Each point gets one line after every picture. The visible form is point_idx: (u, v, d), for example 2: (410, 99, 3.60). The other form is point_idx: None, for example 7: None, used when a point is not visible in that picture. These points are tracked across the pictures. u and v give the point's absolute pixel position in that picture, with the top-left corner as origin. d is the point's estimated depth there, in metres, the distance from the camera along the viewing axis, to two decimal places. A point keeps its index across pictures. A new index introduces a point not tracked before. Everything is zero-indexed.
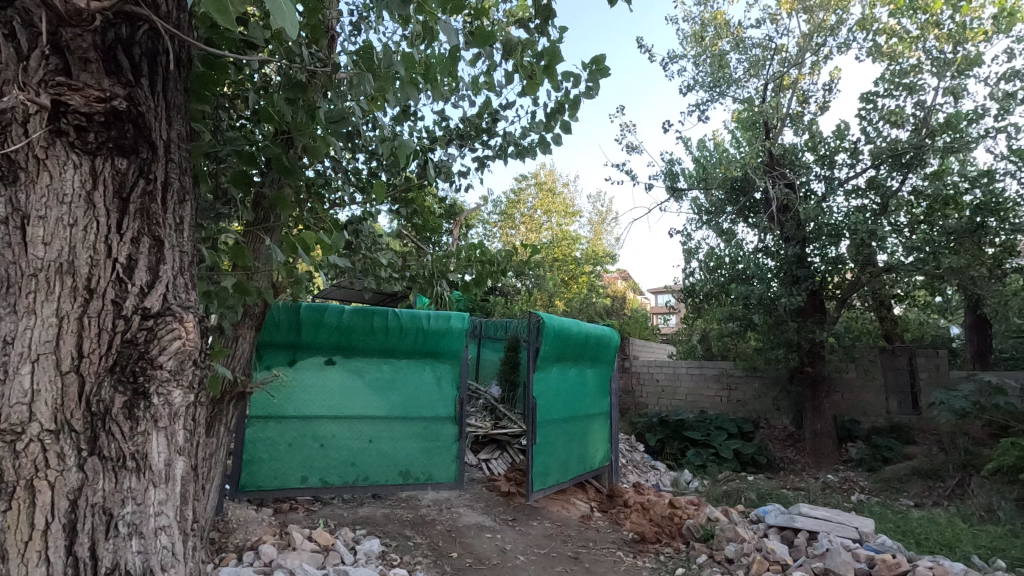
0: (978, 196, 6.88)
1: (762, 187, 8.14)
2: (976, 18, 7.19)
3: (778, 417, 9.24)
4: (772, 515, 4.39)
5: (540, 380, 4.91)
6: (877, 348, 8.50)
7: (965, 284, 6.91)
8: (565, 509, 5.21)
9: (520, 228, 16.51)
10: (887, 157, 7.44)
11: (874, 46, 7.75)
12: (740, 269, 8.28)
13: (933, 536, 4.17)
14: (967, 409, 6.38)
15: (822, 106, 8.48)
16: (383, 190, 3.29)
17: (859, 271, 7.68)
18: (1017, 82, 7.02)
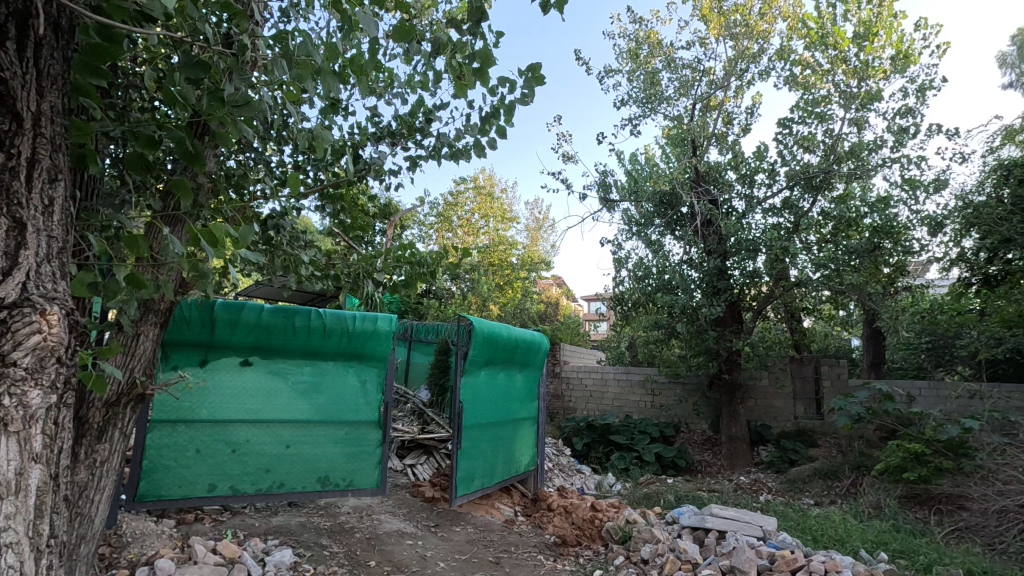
0: (877, 220, 7.52)
1: (688, 202, 8.55)
2: (877, 57, 7.90)
3: (698, 422, 9.67)
4: (686, 515, 4.57)
5: (467, 384, 4.88)
6: (787, 357, 9.09)
7: (863, 300, 7.53)
8: (489, 514, 5.19)
9: (457, 231, 16.39)
10: (801, 180, 7.99)
11: (790, 76, 8.33)
12: (666, 279, 8.61)
13: (828, 532, 4.48)
14: (861, 414, 6.96)
15: (744, 128, 9.00)
16: (300, 183, 3.13)
17: (773, 285, 8.19)
18: (910, 118, 7.76)
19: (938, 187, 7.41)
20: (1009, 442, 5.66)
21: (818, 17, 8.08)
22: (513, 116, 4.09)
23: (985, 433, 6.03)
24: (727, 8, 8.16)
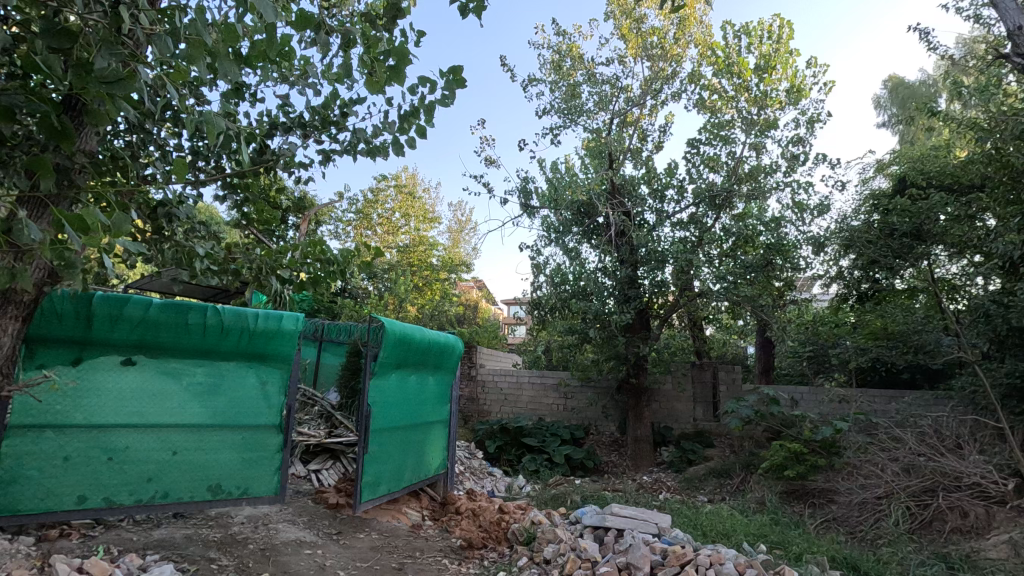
0: (770, 238, 8.19)
1: (603, 212, 8.88)
2: (775, 89, 8.62)
3: (606, 424, 10.04)
4: (588, 515, 4.72)
5: (377, 386, 4.75)
6: (689, 363, 9.66)
7: (756, 311, 8.17)
8: (396, 520, 5.08)
9: (376, 230, 15.98)
10: (706, 198, 8.58)
11: (699, 99, 8.90)
12: (581, 286, 8.87)
13: (716, 527, 4.81)
14: (750, 416, 7.58)
15: (657, 145, 9.49)
16: (187, 169, 2.88)
17: (678, 294, 8.68)
18: (800, 147, 8.54)
19: (821, 211, 8.21)
20: (870, 441, 6.35)
21: (725, 47, 8.70)
22: (434, 117, 4.06)
23: (852, 433, 6.72)
24: (644, 30, 8.59)
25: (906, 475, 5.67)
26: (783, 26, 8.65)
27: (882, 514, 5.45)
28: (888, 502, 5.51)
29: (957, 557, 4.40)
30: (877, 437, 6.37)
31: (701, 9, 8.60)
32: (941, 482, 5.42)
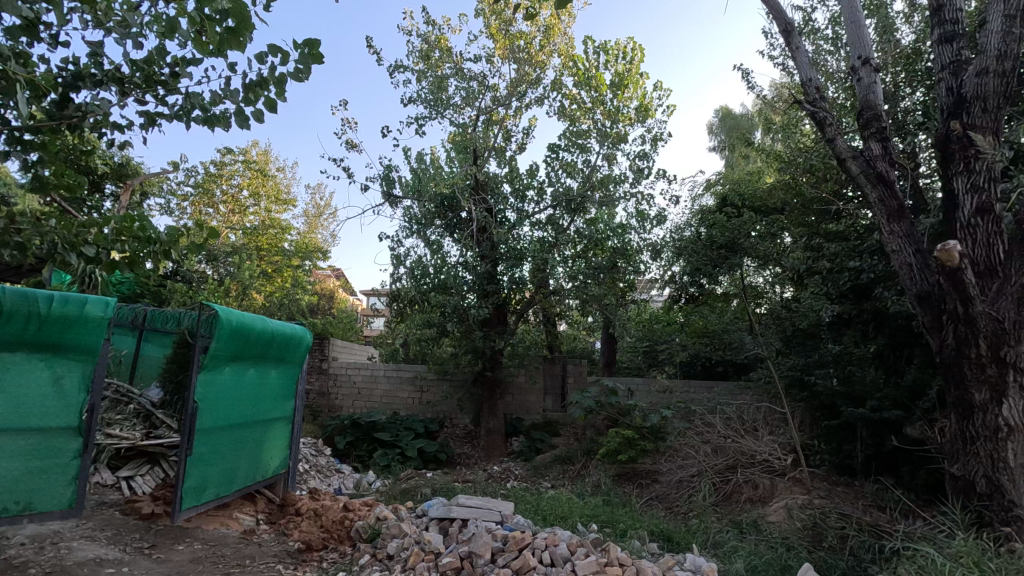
0: (617, 242, 8.87)
1: (466, 207, 8.97)
2: (626, 106, 9.37)
3: (460, 417, 10.17)
4: (435, 507, 4.74)
5: (206, 381, 4.29)
6: (541, 357, 10.14)
7: (602, 310, 8.83)
8: (224, 527, 4.64)
9: (219, 207, 14.43)
10: (563, 202, 9.06)
11: (560, 107, 9.37)
12: (441, 280, 8.86)
13: (555, 511, 5.13)
14: (591, 407, 8.20)
15: (521, 146, 9.80)
16: None
17: (534, 291, 9.05)
18: (646, 162, 9.39)
19: (660, 221, 9.10)
20: (688, 426, 7.22)
21: (585, 61, 9.28)
22: (285, 90, 3.76)
23: (674, 420, 7.58)
24: (512, 33, 8.82)
25: (714, 454, 6.55)
26: (636, 49, 9.44)
27: (693, 490, 6.24)
28: (699, 480, 6.33)
29: (747, 523, 5.19)
30: (694, 423, 7.26)
31: (565, 21, 9.05)
32: (740, 459, 6.35)
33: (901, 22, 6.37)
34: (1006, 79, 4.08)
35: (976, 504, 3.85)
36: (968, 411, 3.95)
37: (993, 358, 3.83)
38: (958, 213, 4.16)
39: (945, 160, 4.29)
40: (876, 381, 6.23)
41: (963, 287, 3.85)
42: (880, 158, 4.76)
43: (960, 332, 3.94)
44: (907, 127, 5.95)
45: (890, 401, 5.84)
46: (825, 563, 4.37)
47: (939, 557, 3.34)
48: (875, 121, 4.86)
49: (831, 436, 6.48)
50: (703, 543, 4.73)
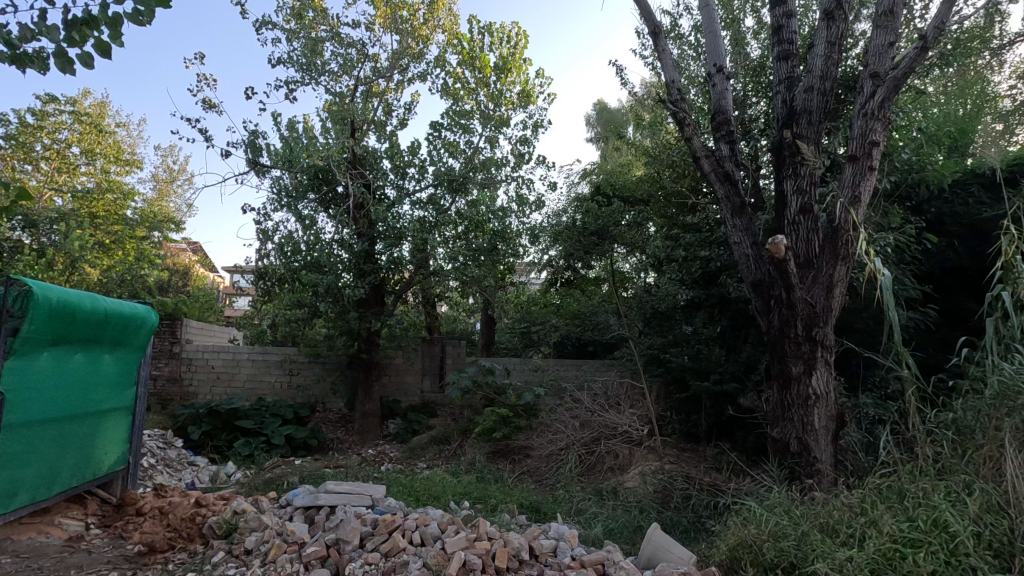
0: (497, 225, 8.84)
1: (342, 181, 8.51)
2: (509, 90, 9.45)
3: (333, 401, 9.74)
4: (300, 496, 4.51)
5: (13, 369, 3.63)
6: (420, 339, 10.04)
7: (482, 291, 8.91)
8: (43, 534, 4.05)
9: (41, 164, 12.26)
10: (444, 181, 8.94)
11: (444, 85, 9.21)
12: (314, 258, 8.37)
13: (428, 491, 5.15)
14: (468, 387, 8.30)
15: (402, 122, 9.49)
16: None
17: (413, 271, 8.86)
18: (527, 147, 9.58)
19: (538, 207, 9.37)
20: (559, 403, 7.64)
21: (469, 40, 9.22)
22: (120, 33, 3.25)
23: (546, 397, 7.95)
24: (394, 2, 8.47)
25: (581, 429, 6.99)
26: (520, 34, 9.55)
27: (561, 462, 6.63)
28: (567, 452, 6.73)
29: (607, 490, 5.62)
30: (564, 399, 7.69)
31: None
32: (603, 432, 6.83)
33: (750, 37, 7.09)
34: (826, 97, 4.73)
35: (789, 462, 4.51)
36: (787, 382, 4.58)
37: (807, 337, 4.48)
38: (785, 211, 4.78)
39: (779, 164, 4.88)
40: (718, 358, 7.03)
41: (787, 276, 4.44)
42: (727, 159, 5.31)
43: (784, 315, 4.54)
44: (752, 132, 6.68)
45: (728, 375, 6.63)
46: (671, 521, 4.88)
47: (758, 508, 3.89)
48: (725, 125, 5.40)
49: (681, 407, 7.19)
50: (567, 511, 5.04)
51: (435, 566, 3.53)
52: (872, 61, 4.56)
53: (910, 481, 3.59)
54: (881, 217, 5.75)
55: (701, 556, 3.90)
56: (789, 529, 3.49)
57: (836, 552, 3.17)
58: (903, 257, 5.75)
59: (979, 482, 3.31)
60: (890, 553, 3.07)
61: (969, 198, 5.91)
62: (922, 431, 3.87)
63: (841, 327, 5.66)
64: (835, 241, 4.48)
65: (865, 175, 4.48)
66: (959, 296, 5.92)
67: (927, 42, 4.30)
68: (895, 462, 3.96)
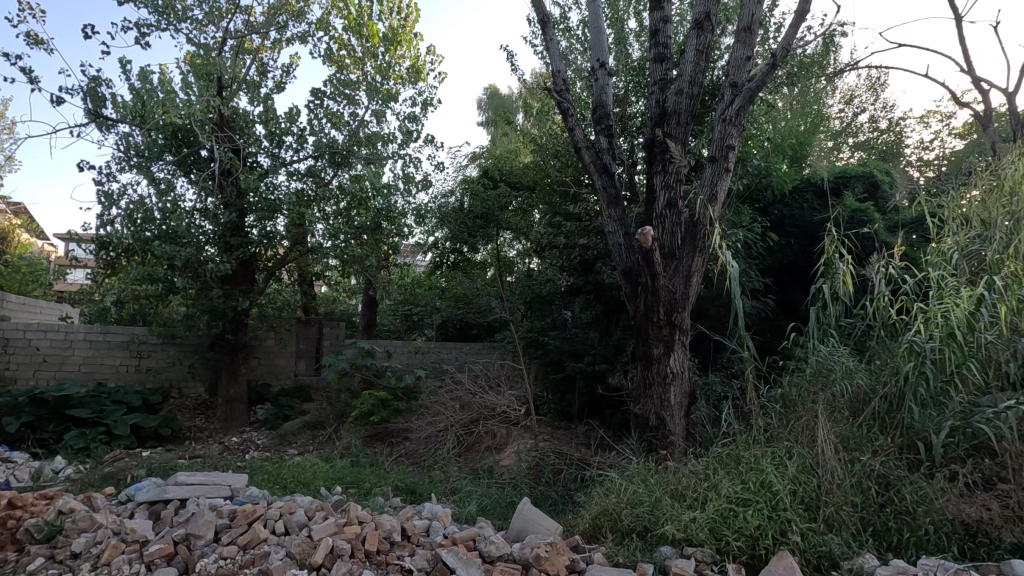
0: (381, 202, 8.43)
1: (206, 144, 7.68)
2: (398, 63, 9.10)
3: (192, 386, 8.87)
4: (144, 490, 4.06)
5: None
6: (294, 320, 9.51)
7: (363, 271, 8.58)
8: None
9: None
10: (325, 153, 8.37)
11: (328, 51, 8.65)
12: (171, 228, 7.46)
13: (297, 478, 4.90)
14: (345, 369, 7.98)
15: (279, 85, 8.77)
16: None
17: (289, 248, 8.19)
18: (415, 125, 9.34)
19: (425, 187, 9.20)
20: (440, 385, 7.65)
21: (357, 5, 8.75)
22: None
23: (427, 380, 7.90)
24: None
25: (461, 410, 7.06)
26: (411, 7, 9.27)
27: (440, 444, 6.65)
28: (445, 434, 6.76)
29: (483, 469, 5.73)
30: (445, 381, 7.73)
31: None
32: (482, 413, 6.94)
33: (632, 38, 7.49)
34: (693, 101, 5.14)
35: (648, 435, 4.91)
36: (649, 362, 4.97)
37: (668, 321, 4.87)
38: (654, 204, 5.14)
39: (650, 160, 5.23)
40: (592, 341, 7.43)
41: (652, 264, 4.78)
42: (605, 151, 5.58)
43: (649, 300, 4.91)
44: (629, 129, 7.09)
45: (600, 357, 7.04)
46: (541, 496, 5.11)
47: (619, 479, 4.20)
48: (604, 119, 5.66)
49: (557, 388, 7.52)
50: (442, 492, 5.07)
51: (299, 554, 3.38)
52: (732, 72, 5.02)
53: (745, 448, 4.06)
54: (734, 215, 6.41)
55: (567, 525, 4.13)
56: (644, 496, 3.81)
57: (682, 515, 3.52)
58: (751, 252, 6.46)
59: (797, 447, 3.84)
60: (725, 512, 3.47)
61: (804, 203, 6.77)
62: (757, 405, 4.40)
63: (697, 313, 6.24)
64: (694, 234, 4.90)
65: (721, 176, 4.94)
66: (792, 289, 6.79)
67: (776, 60, 4.81)
68: (735, 432, 4.46)
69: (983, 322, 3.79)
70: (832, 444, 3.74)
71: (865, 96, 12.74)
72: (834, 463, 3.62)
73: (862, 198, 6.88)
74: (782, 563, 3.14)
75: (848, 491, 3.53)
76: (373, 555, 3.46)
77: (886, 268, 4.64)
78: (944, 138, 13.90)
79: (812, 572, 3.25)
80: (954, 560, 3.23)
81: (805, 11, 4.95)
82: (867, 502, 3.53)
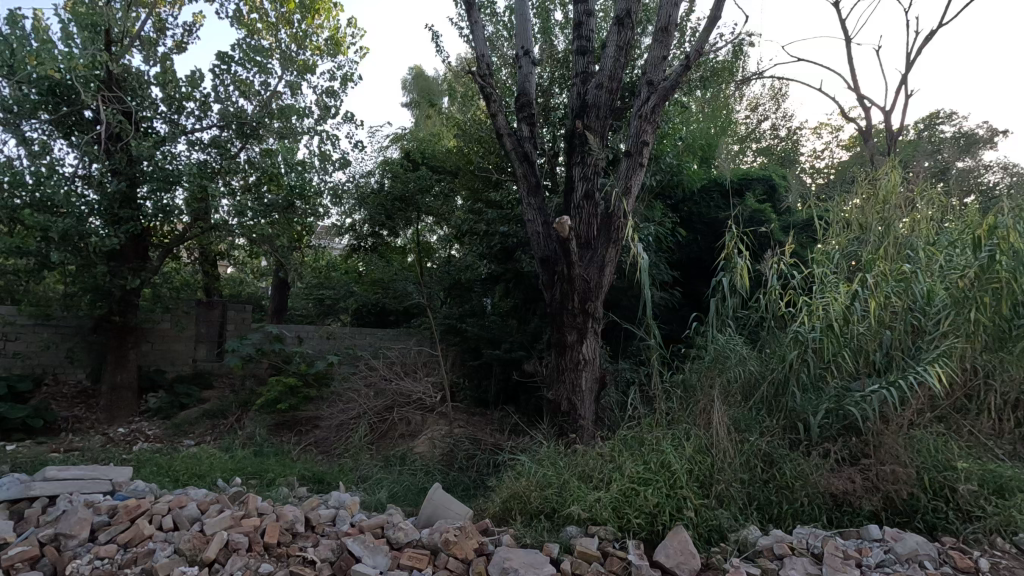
0: (294, 179, 7.94)
1: (90, 104, 6.89)
2: (316, 34, 8.62)
3: (70, 372, 8.12)
4: (4, 488, 3.63)
5: None
6: (194, 301, 8.89)
7: (274, 251, 8.08)
8: None
9: None
10: (233, 123, 7.76)
11: (236, 12, 8.01)
12: (46, 195, 6.64)
13: (191, 470, 4.57)
14: (250, 354, 7.53)
15: (180, 45, 8.04)
16: None
17: (189, 224, 7.58)
18: (333, 100, 8.90)
19: (343, 166, 8.82)
20: (354, 371, 7.43)
21: None
22: None
23: (340, 366, 7.64)
24: None
25: (375, 397, 6.90)
26: None
27: (351, 431, 6.47)
28: (357, 421, 6.58)
29: (395, 457, 5.64)
30: (359, 367, 7.51)
31: None
32: (397, 400, 6.81)
33: (557, 30, 7.58)
34: (612, 96, 5.27)
35: (559, 420, 5.05)
36: (562, 349, 5.10)
37: (582, 309, 5.00)
38: (572, 195, 5.25)
39: (570, 151, 5.32)
40: (509, 328, 7.50)
41: (569, 253, 4.88)
42: (527, 140, 5.61)
43: (564, 289, 5.01)
44: (552, 120, 7.17)
45: (517, 344, 7.12)
46: (453, 481, 5.12)
47: (530, 463, 4.29)
48: (527, 107, 5.69)
49: (473, 374, 7.53)
50: (351, 480, 4.95)
51: (190, 551, 3.20)
52: (649, 71, 5.21)
53: (648, 431, 4.28)
54: (647, 210, 6.68)
55: (477, 510, 4.17)
56: (553, 479, 3.91)
57: (588, 495, 3.65)
58: (661, 246, 6.77)
59: (694, 429, 4.09)
60: (628, 491, 3.64)
61: (710, 202, 7.19)
62: (660, 390, 4.64)
63: (610, 303, 6.47)
64: (609, 225, 5.04)
65: (635, 170, 5.12)
66: (697, 282, 7.19)
67: (689, 62, 5.04)
68: (640, 416, 4.69)
69: (857, 315, 4.20)
70: (725, 425, 4.03)
71: (768, 105, 13.71)
72: (726, 444, 3.89)
73: (761, 200, 7.41)
74: (677, 537, 3.36)
75: (737, 469, 3.82)
76: (272, 547, 3.32)
77: (778, 264, 5.02)
78: (832, 149, 15.29)
79: (702, 545, 3.49)
80: (823, 528, 3.59)
81: (717, 17, 5.20)
82: (753, 479, 3.84)
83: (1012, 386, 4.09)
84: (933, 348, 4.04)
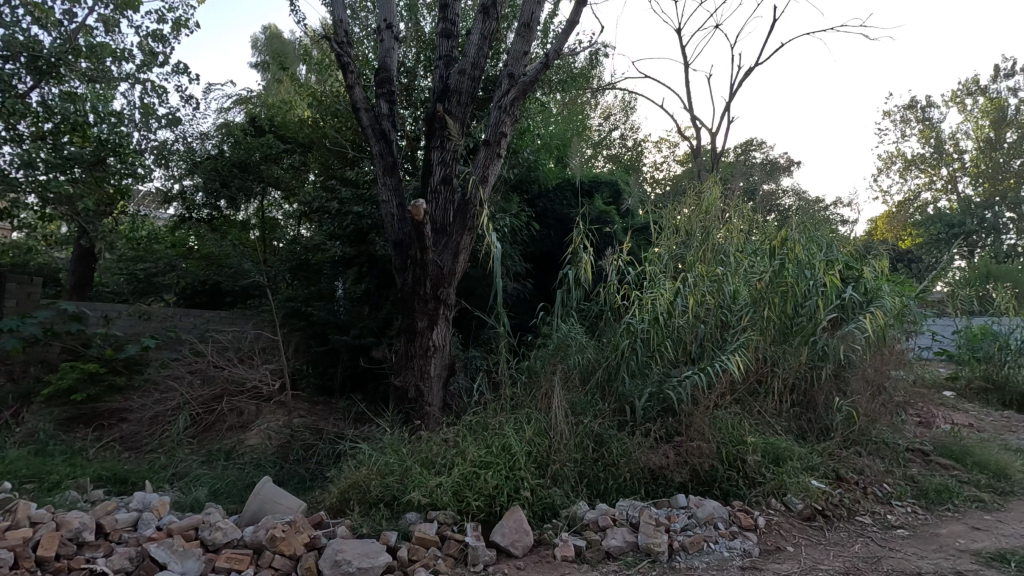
0: (105, 131, 6.73)
1: None
2: None
3: None
4: None
5: None
6: None
7: (74, 216, 6.71)
8: None
9: None
10: (19, 53, 6.31)
11: None
12: None
13: None
14: (36, 336, 6.30)
15: None
16: None
17: None
18: (161, 46, 7.75)
19: (171, 124, 7.71)
20: (176, 356, 6.56)
21: None
22: None
23: (158, 350, 6.70)
24: None
25: (201, 384, 6.17)
26: None
27: (168, 424, 5.72)
28: (177, 412, 5.83)
29: (221, 451, 5.11)
30: (183, 352, 6.65)
31: None
32: (227, 388, 6.13)
33: (423, 10, 7.41)
34: (474, 84, 5.27)
35: (405, 407, 4.97)
36: (412, 336, 5.01)
37: (434, 295, 4.95)
38: (429, 178, 5.17)
39: (430, 133, 5.22)
40: (359, 313, 7.18)
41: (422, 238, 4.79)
42: (385, 117, 5.39)
43: (417, 274, 4.93)
44: (413, 102, 6.99)
45: (366, 330, 6.85)
46: (287, 474, 4.79)
47: (372, 451, 4.15)
48: (387, 84, 5.46)
49: (317, 361, 7.08)
50: (163, 478, 4.38)
51: None
52: (511, 64, 5.29)
53: (493, 416, 4.38)
54: (503, 202, 6.82)
55: (312, 502, 3.93)
56: (395, 466, 3.83)
57: (429, 481, 3.64)
58: (515, 238, 6.97)
59: (535, 414, 4.28)
60: (469, 475, 3.69)
61: (562, 199, 7.56)
62: (506, 377, 4.77)
63: (463, 291, 6.51)
64: (464, 212, 5.04)
65: (493, 160, 5.18)
66: (547, 275, 7.53)
67: (548, 61, 5.22)
68: (485, 401, 4.78)
69: (678, 309, 4.71)
70: (563, 409, 4.27)
71: (619, 116, 14.82)
72: (563, 426, 4.14)
73: (607, 202, 7.97)
74: (513, 516, 3.49)
75: (571, 450, 4.08)
76: (47, 563, 2.82)
77: (617, 261, 5.43)
78: (670, 163, 17.05)
79: (536, 522, 3.68)
80: (641, 500, 3.98)
81: (575, 22, 5.45)
82: (585, 458, 4.14)
83: (791, 372, 4.88)
84: (735, 340, 4.67)
